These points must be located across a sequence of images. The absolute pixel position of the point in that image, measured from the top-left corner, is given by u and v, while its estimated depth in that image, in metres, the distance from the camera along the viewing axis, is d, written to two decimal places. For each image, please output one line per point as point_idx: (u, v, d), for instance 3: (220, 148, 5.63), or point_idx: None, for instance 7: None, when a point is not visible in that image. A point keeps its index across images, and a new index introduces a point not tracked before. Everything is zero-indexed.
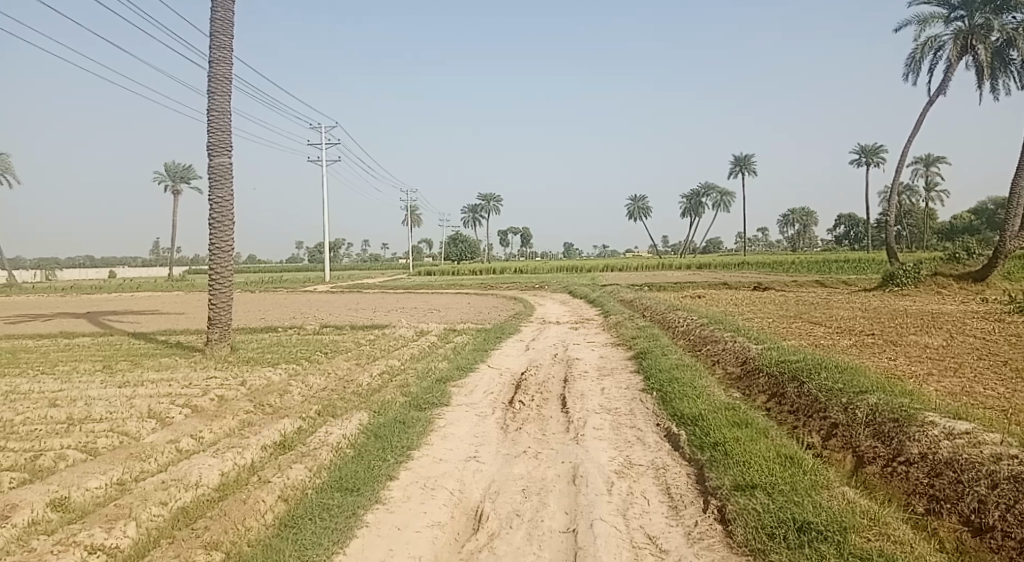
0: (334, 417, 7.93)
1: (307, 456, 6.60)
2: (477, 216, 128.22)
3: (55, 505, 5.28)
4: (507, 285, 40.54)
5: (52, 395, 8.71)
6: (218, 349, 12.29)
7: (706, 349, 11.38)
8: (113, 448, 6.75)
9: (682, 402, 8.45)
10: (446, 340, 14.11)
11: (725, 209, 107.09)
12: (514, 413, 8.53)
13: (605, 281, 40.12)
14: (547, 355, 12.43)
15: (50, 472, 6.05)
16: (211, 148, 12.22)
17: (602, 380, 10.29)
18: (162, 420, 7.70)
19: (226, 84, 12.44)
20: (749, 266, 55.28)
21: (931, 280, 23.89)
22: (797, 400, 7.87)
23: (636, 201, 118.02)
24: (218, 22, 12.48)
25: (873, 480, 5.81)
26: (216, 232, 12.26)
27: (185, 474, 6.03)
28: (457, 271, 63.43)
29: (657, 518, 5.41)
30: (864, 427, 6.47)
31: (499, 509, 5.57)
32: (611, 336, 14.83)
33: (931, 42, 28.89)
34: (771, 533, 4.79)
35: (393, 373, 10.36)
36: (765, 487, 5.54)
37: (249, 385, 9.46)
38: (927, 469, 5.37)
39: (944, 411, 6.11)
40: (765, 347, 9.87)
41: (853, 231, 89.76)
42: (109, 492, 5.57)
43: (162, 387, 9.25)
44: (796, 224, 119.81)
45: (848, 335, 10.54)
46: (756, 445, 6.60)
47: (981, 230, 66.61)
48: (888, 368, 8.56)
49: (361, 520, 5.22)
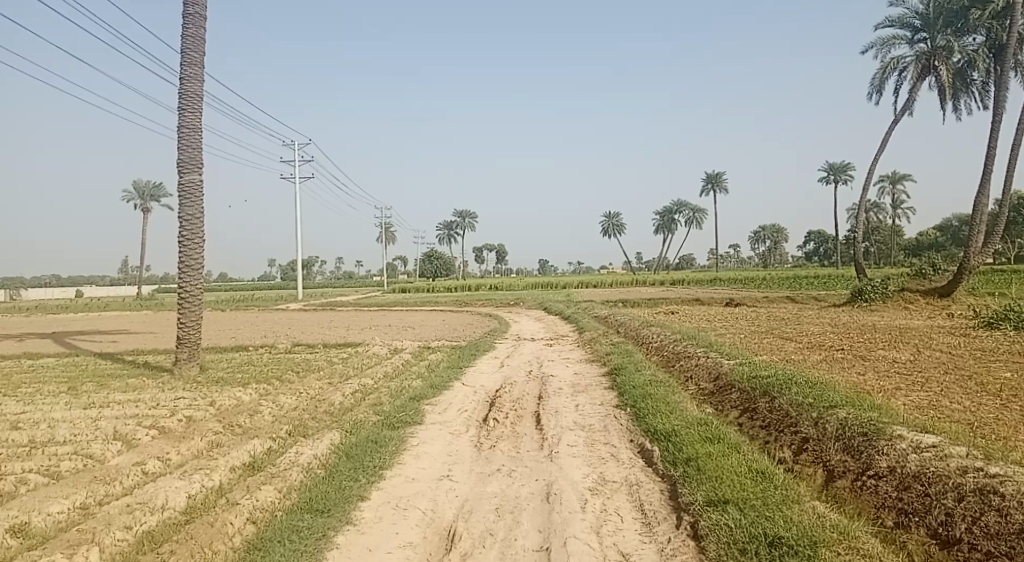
0: (306, 438, 7.85)
1: (277, 477, 6.52)
2: (455, 232, 128.06)
3: (15, 531, 5.16)
4: (483, 301, 40.62)
5: (14, 418, 8.49)
6: (188, 368, 12.10)
7: (679, 364, 11.49)
8: (77, 471, 6.62)
9: (655, 418, 8.51)
10: (420, 358, 14.05)
11: (700, 224, 108.84)
12: (487, 431, 8.52)
13: (581, 296, 40.48)
14: (522, 372, 12.44)
15: (10, 497, 5.91)
16: (181, 165, 12.14)
17: (576, 397, 10.29)
18: (128, 442, 7.56)
19: (197, 101, 12.39)
20: (721, 282, 55.88)
21: (898, 296, 24.39)
22: (768, 416, 7.97)
23: (612, 217, 119.35)
24: (190, 38, 12.47)
25: (843, 494, 5.89)
26: (186, 250, 12.12)
27: (151, 497, 5.92)
28: (432, 287, 63.51)
29: (630, 535, 5.43)
30: (834, 441, 6.56)
31: (472, 528, 5.55)
32: (586, 352, 14.87)
33: (893, 64, 29.81)
34: (742, 549, 4.82)
35: (366, 393, 10.26)
36: (738, 503, 5.59)
37: (219, 406, 9.32)
38: (896, 483, 5.46)
39: (912, 425, 6.22)
40: (738, 362, 9.99)
41: (824, 247, 91.87)
42: (72, 517, 5.44)
43: (130, 408, 9.08)
44: (768, 239, 122.13)
45: (819, 351, 10.71)
46: (727, 461, 6.66)
47: (946, 246, 68.56)
48: (857, 383, 8.71)
49: (332, 543, 5.17)
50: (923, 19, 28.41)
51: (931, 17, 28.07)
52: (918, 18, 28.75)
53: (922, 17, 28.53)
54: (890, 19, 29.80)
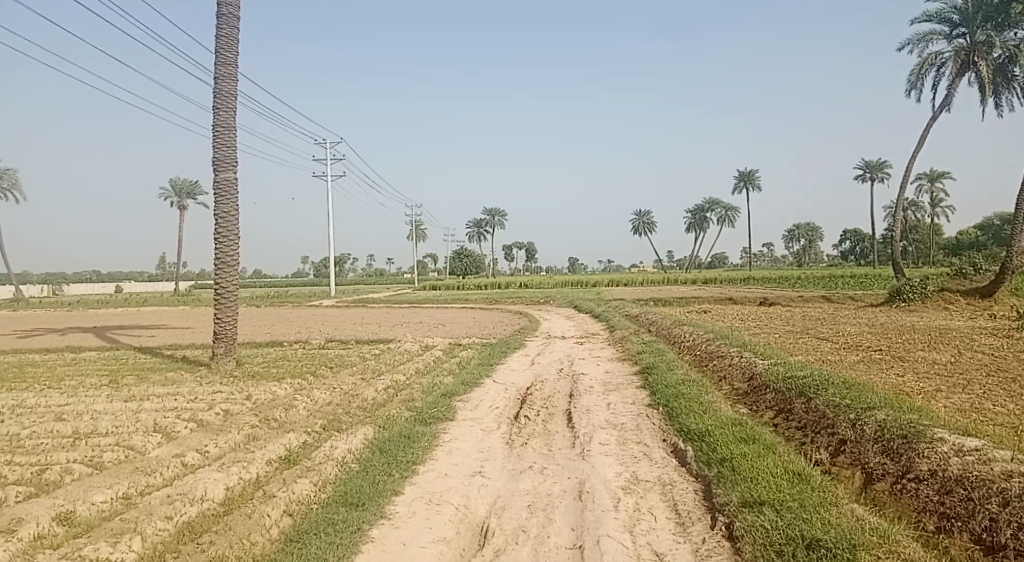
0: (340, 432, 7.93)
1: (312, 471, 6.59)
2: (485, 231, 128.33)
3: (61, 519, 5.29)
4: (513, 299, 40.68)
5: (58, 410, 8.73)
6: (225, 363, 12.32)
7: (712, 364, 11.34)
8: (119, 462, 6.77)
9: (688, 417, 8.40)
10: (451, 354, 14.11)
11: (734, 223, 107.53)
12: (519, 428, 8.51)
13: (611, 295, 40.23)
14: (552, 370, 12.42)
15: (56, 486, 6.07)
16: (216, 163, 12.37)
17: (608, 395, 10.23)
18: (168, 434, 7.71)
19: (231, 100, 12.62)
20: (755, 281, 55.09)
21: (938, 296, 23.77)
22: (805, 417, 7.81)
23: (642, 215, 118.53)
24: (224, 38, 12.71)
25: (882, 497, 5.74)
26: (222, 247, 12.35)
27: (191, 488, 6.03)
28: (464, 284, 63.92)
29: (664, 534, 5.36)
30: (873, 443, 6.41)
31: (505, 524, 5.54)
32: (617, 350, 14.79)
33: (931, 60, 29.10)
34: (779, 551, 4.73)
35: (398, 388, 10.33)
36: (774, 504, 5.49)
37: (255, 400, 9.46)
38: (937, 487, 5.31)
39: (953, 428, 6.05)
40: (772, 363, 9.82)
41: (860, 246, 89.87)
42: (115, 506, 5.57)
43: (169, 402, 9.27)
44: (802, 237, 119.88)
45: (856, 351, 10.47)
46: (763, 461, 6.55)
47: (987, 245, 66.36)
48: (896, 385, 8.50)
49: (366, 536, 5.20)
50: (962, 14, 27.62)
51: (970, 11, 27.26)
52: (957, 13, 27.95)
53: (960, 12, 27.72)
54: (928, 13, 29.04)
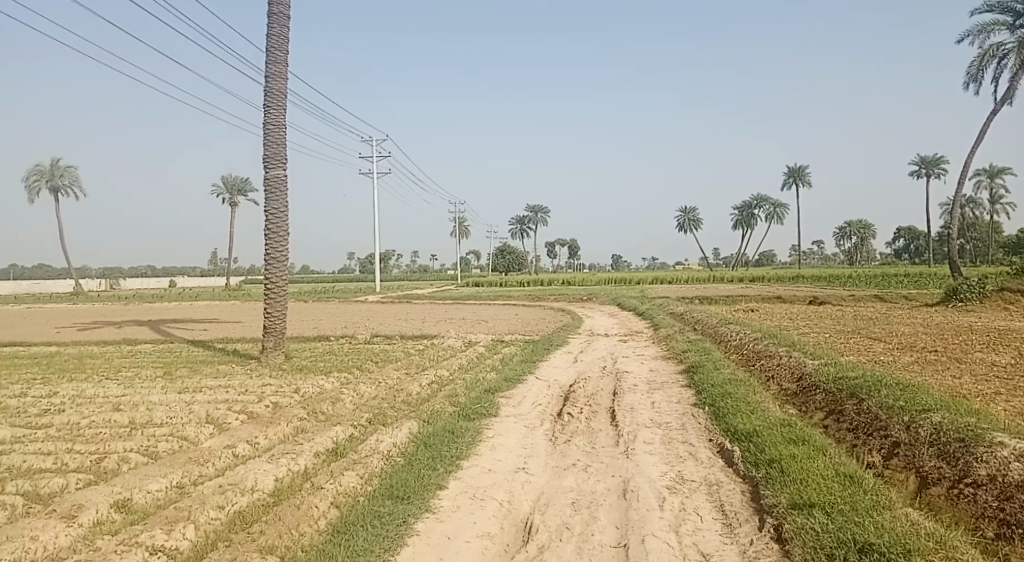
0: (385, 426, 8.00)
1: (358, 464, 6.67)
2: (527, 226, 128.45)
3: (119, 505, 5.47)
4: (555, 296, 40.59)
5: (116, 400, 9.06)
6: (273, 356, 12.61)
7: (760, 363, 11.08)
8: (173, 452, 6.98)
9: (735, 418, 8.21)
10: (494, 351, 14.15)
11: (778, 221, 105.03)
12: (562, 426, 8.46)
13: (654, 293, 39.74)
14: (596, 368, 12.33)
15: (114, 474, 6.29)
16: (267, 161, 12.67)
17: (653, 394, 10.10)
18: (220, 425, 7.92)
19: (281, 98, 12.89)
20: (804, 279, 53.65)
21: (999, 296, 22.86)
22: (856, 419, 7.55)
23: (688, 213, 116.93)
24: (274, 37, 12.99)
25: (938, 502, 5.50)
26: (271, 243, 12.64)
27: (242, 478, 6.16)
28: (505, 281, 64.10)
29: (711, 535, 5.24)
30: (928, 446, 6.16)
31: (548, 521, 5.50)
32: (661, 349, 14.60)
33: (992, 52, 27.92)
34: (830, 554, 4.58)
35: (442, 384, 10.39)
36: (824, 506, 5.32)
37: (303, 393, 9.65)
38: (997, 492, 5.07)
39: (1015, 432, 5.76)
40: (823, 363, 9.53)
41: (915, 244, 86.60)
42: (169, 495, 5.74)
43: (220, 393, 9.52)
44: (854, 234, 115.85)
45: (910, 352, 10.10)
46: (813, 463, 6.36)
47: None
48: (953, 387, 8.15)
49: (411, 529, 5.22)
50: None
51: None
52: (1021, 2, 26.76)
53: None
54: (989, 3, 27.87)
